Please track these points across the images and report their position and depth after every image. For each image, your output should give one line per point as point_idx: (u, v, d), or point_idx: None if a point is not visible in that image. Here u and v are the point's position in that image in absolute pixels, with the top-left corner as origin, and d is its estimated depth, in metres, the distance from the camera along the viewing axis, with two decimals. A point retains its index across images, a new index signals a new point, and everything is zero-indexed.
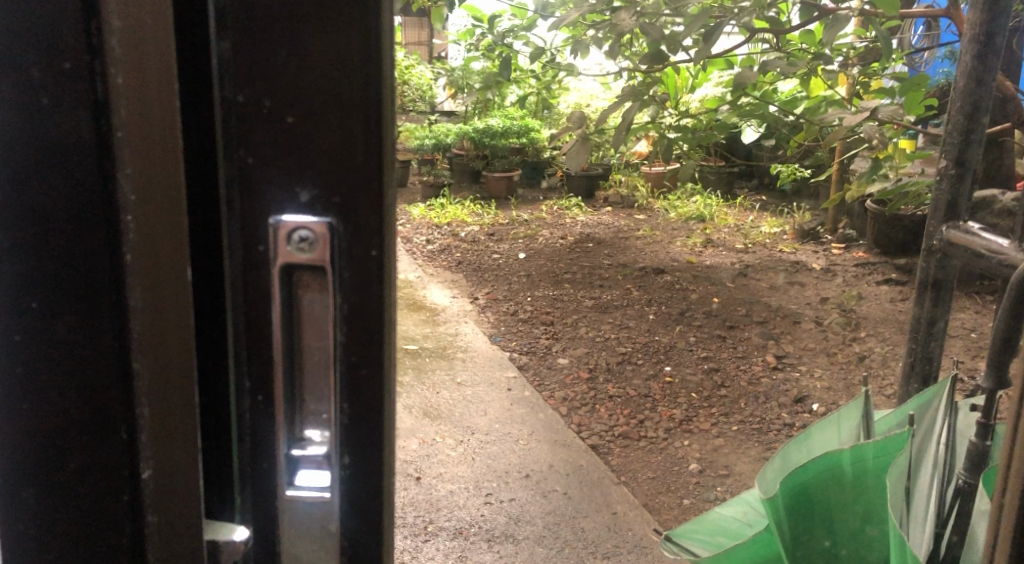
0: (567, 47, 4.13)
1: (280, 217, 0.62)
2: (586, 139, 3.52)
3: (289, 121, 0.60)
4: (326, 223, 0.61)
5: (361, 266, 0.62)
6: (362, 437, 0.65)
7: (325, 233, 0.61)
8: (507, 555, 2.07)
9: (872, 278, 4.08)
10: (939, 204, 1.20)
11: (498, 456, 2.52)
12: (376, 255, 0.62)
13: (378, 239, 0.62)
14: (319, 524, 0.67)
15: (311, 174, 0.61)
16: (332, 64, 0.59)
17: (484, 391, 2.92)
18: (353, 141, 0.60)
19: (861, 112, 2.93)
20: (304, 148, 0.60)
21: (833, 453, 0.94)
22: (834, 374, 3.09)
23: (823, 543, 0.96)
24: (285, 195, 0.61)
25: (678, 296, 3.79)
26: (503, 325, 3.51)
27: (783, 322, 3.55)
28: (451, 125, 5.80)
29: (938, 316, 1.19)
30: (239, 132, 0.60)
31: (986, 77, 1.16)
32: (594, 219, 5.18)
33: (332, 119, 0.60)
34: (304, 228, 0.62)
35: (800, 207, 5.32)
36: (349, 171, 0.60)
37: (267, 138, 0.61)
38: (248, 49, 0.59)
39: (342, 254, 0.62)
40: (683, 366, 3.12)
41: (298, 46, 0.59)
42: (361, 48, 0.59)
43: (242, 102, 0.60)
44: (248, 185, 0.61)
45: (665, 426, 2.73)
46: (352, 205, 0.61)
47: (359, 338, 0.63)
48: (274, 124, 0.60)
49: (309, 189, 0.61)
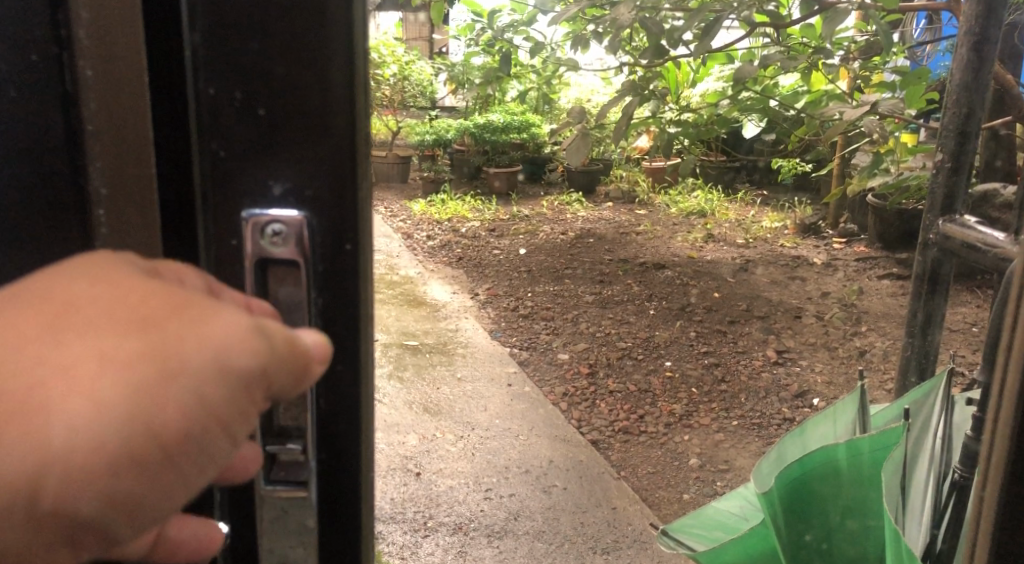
0: (567, 43, 4.11)
1: (252, 210, 0.63)
2: (586, 134, 3.51)
3: (261, 116, 0.61)
4: (298, 217, 0.63)
5: (333, 260, 0.64)
6: (339, 431, 0.67)
7: (300, 227, 0.63)
8: (506, 550, 2.06)
9: (873, 273, 4.07)
10: (934, 199, 1.19)
11: (498, 451, 2.51)
12: (350, 248, 0.64)
13: (348, 232, 0.64)
14: (298, 519, 0.68)
15: (283, 168, 0.62)
16: (304, 61, 0.60)
17: (484, 387, 2.92)
18: (324, 137, 0.62)
19: (862, 106, 2.92)
20: (276, 144, 0.62)
21: (829, 447, 0.94)
22: (835, 369, 3.09)
23: (819, 537, 0.96)
24: (258, 188, 0.63)
25: (679, 291, 3.78)
26: (503, 321, 3.50)
27: (783, 317, 3.54)
28: (451, 121, 5.79)
29: (933, 311, 1.18)
30: (215, 130, 0.62)
31: (982, 71, 1.14)
32: (595, 214, 5.17)
33: (306, 114, 0.61)
34: (278, 222, 0.63)
35: (801, 201, 5.31)
36: (324, 166, 0.62)
37: (240, 132, 0.62)
38: (220, 46, 0.60)
39: (317, 247, 0.63)
40: (683, 361, 3.12)
41: (269, 43, 0.60)
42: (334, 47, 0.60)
43: (214, 98, 0.61)
44: (221, 179, 0.63)
45: (665, 421, 2.73)
46: (327, 200, 0.63)
47: (332, 330, 0.65)
48: (248, 119, 0.62)
49: (281, 183, 0.63)
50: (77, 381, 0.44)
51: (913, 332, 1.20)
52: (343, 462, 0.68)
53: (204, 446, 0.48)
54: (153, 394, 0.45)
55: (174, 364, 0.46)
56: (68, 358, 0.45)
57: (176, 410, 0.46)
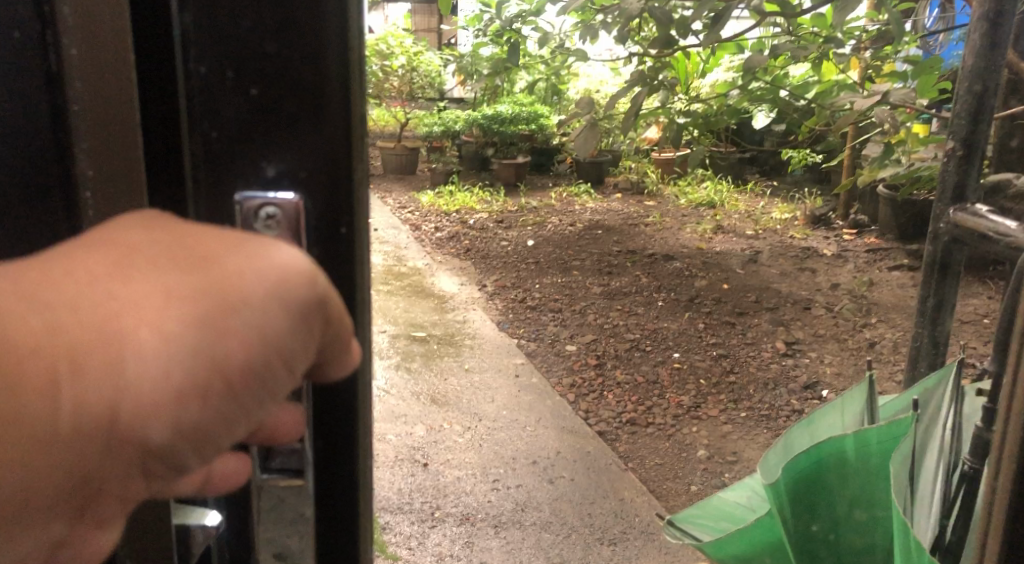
0: (576, 33, 4.10)
1: (245, 193, 0.59)
2: (595, 125, 3.49)
3: (254, 94, 0.58)
4: (294, 200, 0.59)
5: (329, 245, 0.60)
6: (339, 418, 0.64)
7: (296, 211, 0.59)
8: (514, 541, 2.06)
9: (884, 264, 4.05)
10: (945, 188, 1.18)
11: (505, 442, 2.51)
12: (345, 232, 0.60)
13: (345, 214, 0.60)
14: (294, 511, 0.65)
15: (277, 149, 0.59)
16: (300, 34, 0.57)
17: (492, 377, 2.92)
18: (322, 116, 0.58)
19: (873, 96, 2.90)
20: (270, 123, 0.58)
21: (837, 438, 0.92)
22: (844, 360, 3.07)
23: (826, 528, 0.95)
24: (250, 169, 0.59)
25: (688, 282, 3.77)
26: (511, 312, 3.49)
27: (793, 308, 3.52)
28: (460, 112, 5.78)
29: (943, 300, 1.16)
30: (211, 109, 0.58)
31: (996, 56, 1.13)
32: (603, 205, 5.15)
33: (303, 90, 0.57)
34: (272, 205, 0.59)
35: (811, 192, 5.28)
36: (316, 149, 0.59)
37: (233, 113, 0.58)
38: (210, 17, 0.56)
39: (312, 231, 0.60)
40: (691, 352, 3.11)
41: (261, 15, 0.56)
42: (334, 19, 0.57)
43: (205, 74, 0.57)
44: (212, 161, 0.59)
45: (673, 412, 2.72)
46: (323, 183, 0.59)
47: None
48: (241, 97, 0.58)
49: (274, 164, 0.59)
50: (142, 312, 0.40)
51: (923, 323, 1.19)
52: (342, 449, 0.66)
53: (271, 381, 0.44)
54: (218, 324, 0.41)
55: (239, 290, 0.42)
56: (126, 291, 0.41)
57: (241, 340, 0.42)
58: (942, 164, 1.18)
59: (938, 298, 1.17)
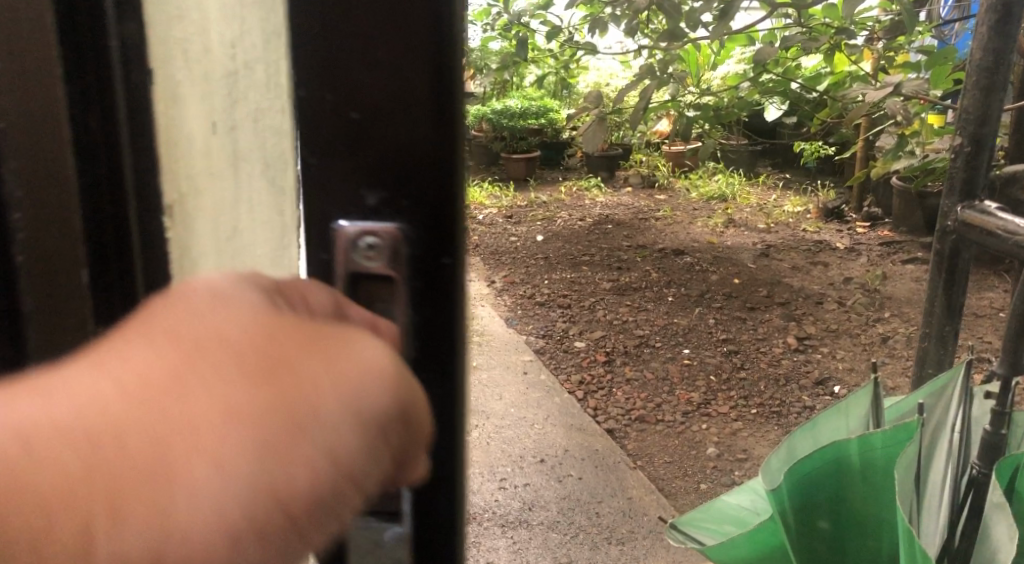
0: (585, 27, 4.08)
1: (343, 223, 0.58)
2: (604, 119, 3.48)
3: (354, 116, 0.56)
4: (393, 228, 0.58)
5: (432, 274, 0.59)
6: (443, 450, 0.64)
7: (394, 239, 0.58)
8: (521, 540, 2.05)
9: (897, 257, 4.00)
10: (955, 185, 1.16)
11: (513, 440, 2.49)
12: (448, 262, 0.59)
13: (449, 247, 0.59)
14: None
15: (375, 178, 0.57)
16: (402, 52, 0.55)
17: (500, 374, 2.91)
18: (420, 140, 0.57)
19: (885, 88, 2.86)
20: (370, 145, 0.57)
21: (842, 443, 0.90)
22: (856, 355, 3.04)
23: (830, 535, 0.93)
24: (349, 198, 0.58)
25: (698, 277, 3.75)
26: (520, 308, 3.48)
27: (805, 303, 3.49)
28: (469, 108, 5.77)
29: (953, 303, 1.16)
30: (310, 132, 0.58)
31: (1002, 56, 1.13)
32: (614, 200, 5.13)
33: (399, 117, 0.56)
34: (370, 234, 0.58)
35: (824, 184, 5.24)
36: (422, 174, 0.57)
37: (334, 136, 0.57)
38: (318, 41, 0.56)
39: (414, 262, 0.58)
40: (702, 348, 3.08)
41: (364, 37, 0.55)
42: (431, 34, 0.55)
43: (306, 96, 0.57)
44: (315, 191, 0.59)
45: (682, 409, 2.70)
46: (425, 210, 0.58)
47: (429, 348, 0.60)
48: (340, 120, 0.57)
49: (375, 193, 0.58)
50: (202, 442, 0.40)
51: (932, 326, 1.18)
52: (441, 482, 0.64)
53: (330, 507, 0.44)
54: (283, 451, 0.42)
55: (306, 417, 0.43)
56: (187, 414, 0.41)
57: (309, 470, 0.42)
58: (950, 161, 1.17)
59: (946, 298, 1.17)
